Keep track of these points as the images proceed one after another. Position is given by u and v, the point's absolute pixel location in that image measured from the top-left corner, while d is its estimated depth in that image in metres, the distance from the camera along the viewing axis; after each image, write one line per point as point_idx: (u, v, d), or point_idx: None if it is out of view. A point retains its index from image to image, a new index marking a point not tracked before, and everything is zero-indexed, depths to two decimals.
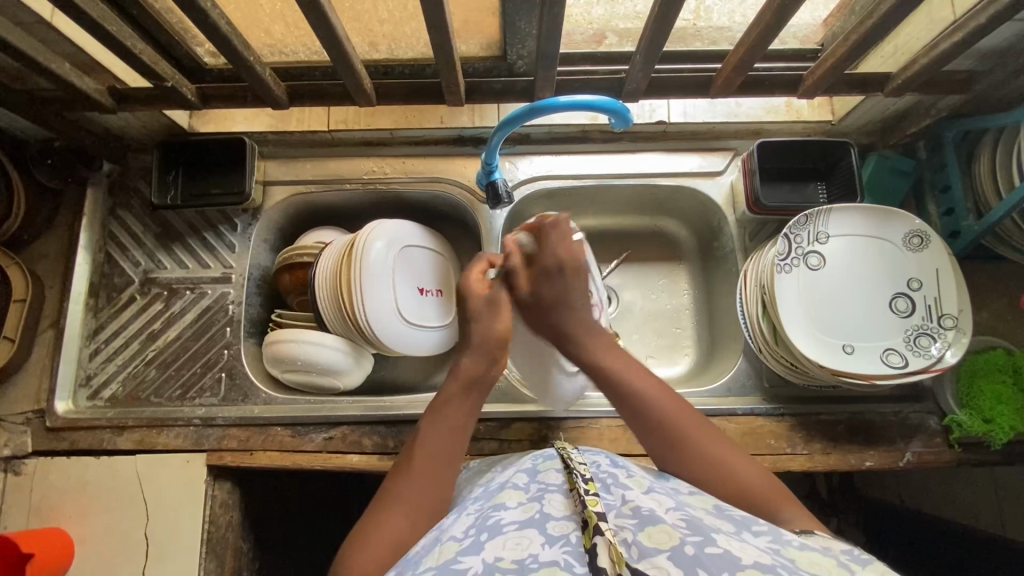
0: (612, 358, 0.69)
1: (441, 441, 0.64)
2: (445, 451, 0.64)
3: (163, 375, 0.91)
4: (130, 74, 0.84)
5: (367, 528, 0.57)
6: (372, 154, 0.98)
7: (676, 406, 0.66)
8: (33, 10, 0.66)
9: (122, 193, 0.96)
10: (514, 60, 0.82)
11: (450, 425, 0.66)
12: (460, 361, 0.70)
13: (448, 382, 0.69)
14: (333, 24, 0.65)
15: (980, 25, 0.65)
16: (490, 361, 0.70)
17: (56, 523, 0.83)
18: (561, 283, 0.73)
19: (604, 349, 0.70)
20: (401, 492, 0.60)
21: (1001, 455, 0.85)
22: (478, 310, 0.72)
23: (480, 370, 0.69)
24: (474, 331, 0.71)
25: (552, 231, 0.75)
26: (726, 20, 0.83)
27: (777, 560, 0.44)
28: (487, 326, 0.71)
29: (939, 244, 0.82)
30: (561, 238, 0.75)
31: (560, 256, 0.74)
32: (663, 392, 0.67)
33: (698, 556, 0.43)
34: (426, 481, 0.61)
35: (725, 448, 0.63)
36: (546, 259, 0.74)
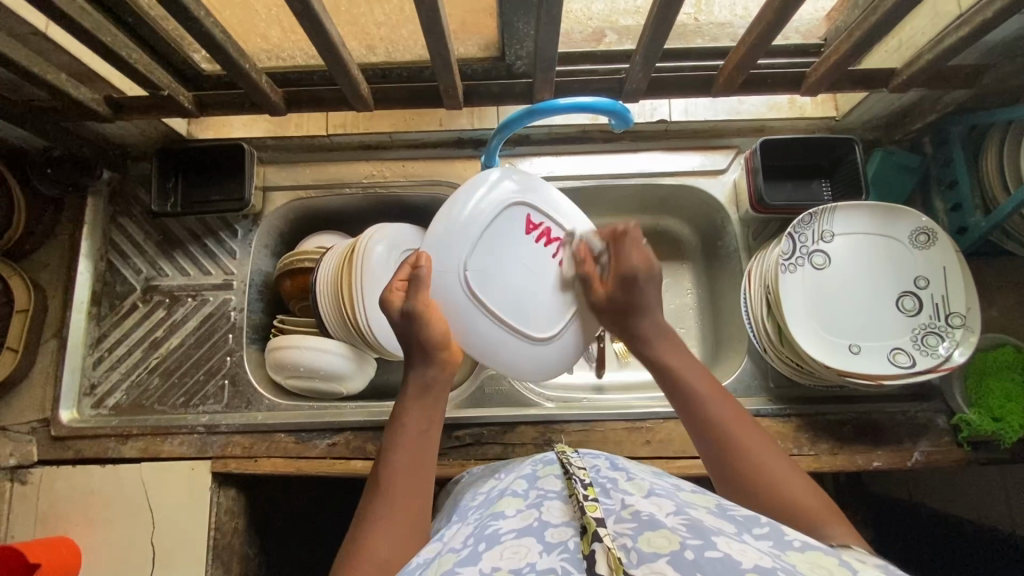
0: (680, 362, 0.69)
1: (409, 447, 0.64)
2: (411, 455, 0.63)
3: (167, 383, 0.91)
4: (126, 83, 0.83)
5: (353, 550, 0.56)
6: (372, 157, 0.97)
7: (739, 417, 0.64)
8: (28, 22, 0.66)
9: (122, 201, 0.96)
10: (513, 61, 0.82)
11: (414, 432, 0.65)
12: (418, 368, 0.68)
13: (407, 391, 0.68)
14: (328, 30, 0.65)
15: (986, 20, 0.64)
16: (440, 362, 0.68)
17: (62, 531, 0.84)
18: (633, 293, 0.71)
19: (672, 351, 0.70)
20: (379, 508, 0.59)
21: (1010, 453, 0.84)
22: (398, 324, 0.67)
23: (432, 376, 0.68)
24: (430, 340, 0.67)
25: (627, 241, 0.72)
26: (728, 13, 0.82)
27: (778, 563, 0.43)
28: (433, 335, 0.66)
29: (947, 240, 0.81)
30: (636, 244, 0.72)
31: (637, 265, 0.71)
32: (725, 400, 0.66)
33: (698, 562, 0.42)
34: (402, 492, 0.61)
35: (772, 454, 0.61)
36: (623, 268, 0.71)
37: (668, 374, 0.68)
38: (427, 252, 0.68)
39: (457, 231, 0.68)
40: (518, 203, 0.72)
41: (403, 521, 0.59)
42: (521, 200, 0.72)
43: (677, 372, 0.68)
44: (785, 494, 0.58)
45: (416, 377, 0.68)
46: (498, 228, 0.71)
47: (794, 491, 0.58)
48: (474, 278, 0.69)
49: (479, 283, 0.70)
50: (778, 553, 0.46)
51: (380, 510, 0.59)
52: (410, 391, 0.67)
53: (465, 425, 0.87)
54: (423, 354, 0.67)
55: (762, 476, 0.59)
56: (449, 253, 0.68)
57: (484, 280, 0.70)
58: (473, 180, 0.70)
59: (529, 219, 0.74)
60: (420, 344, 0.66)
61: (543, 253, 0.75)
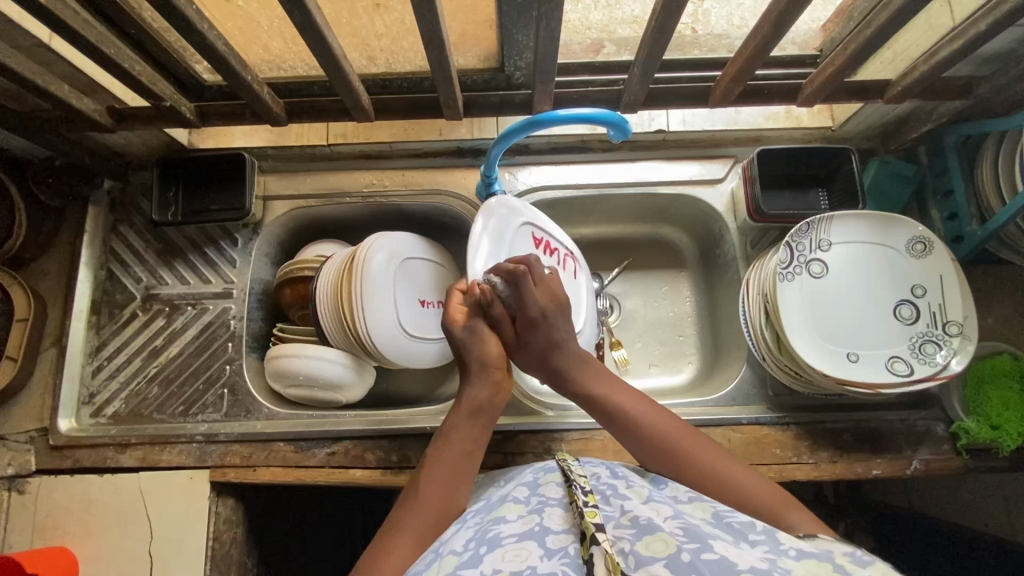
0: (605, 389, 0.68)
1: (451, 462, 0.63)
2: (455, 471, 0.62)
3: (166, 392, 0.91)
4: (129, 93, 0.84)
5: (375, 551, 0.55)
6: (372, 166, 0.98)
7: (666, 422, 0.65)
8: (32, 34, 0.67)
9: (123, 211, 0.96)
10: (512, 72, 0.82)
11: (460, 448, 0.64)
12: (472, 382, 0.69)
13: (457, 407, 0.68)
14: (329, 43, 0.65)
15: (980, 33, 0.65)
16: (495, 381, 0.69)
17: (59, 542, 0.83)
18: (543, 332, 0.70)
19: (598, 380, 0.69)
20: (409, 516, 0.58)
21: (1009, 462, 0.85)
22: (459, 340, 0.71)
23: (490, 400, 0.68)
24: (487, 357, 0.70)
25: (527, 276, 0.71)
26: (726, 24, 0.85)
27: (775, 566, 0.43)
28: (487, 353, 0.70)
29: (943, 249, 0.82)
30: (539, 283, 0.72)
31: (542, 302, 0.70)
32: (647, 406, 0.66)
33: (694, 563, 0.42)
34: (434, 505, 0.59)
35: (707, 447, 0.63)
36: (529, 309, 0.70)
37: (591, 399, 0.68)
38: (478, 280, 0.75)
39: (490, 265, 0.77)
40: (525, 227, 0.82)
41: (430, 534, 0.57)
42: (526, 222, 0.82)
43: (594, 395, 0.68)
44: (734, 485, 0.60)
45: (475, 397, 0.68)
46: (519, 247, 0.80)
47: (749, 486, 0.60)
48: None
49: None
50: (774, 558, 0.45)
51: (409, 517, 0.58)
52: (462, 406, 0.68)
53: None
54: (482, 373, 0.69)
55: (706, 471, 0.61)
56: None
57: None
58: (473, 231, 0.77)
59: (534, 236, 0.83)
60: (478, 360, 0.70)
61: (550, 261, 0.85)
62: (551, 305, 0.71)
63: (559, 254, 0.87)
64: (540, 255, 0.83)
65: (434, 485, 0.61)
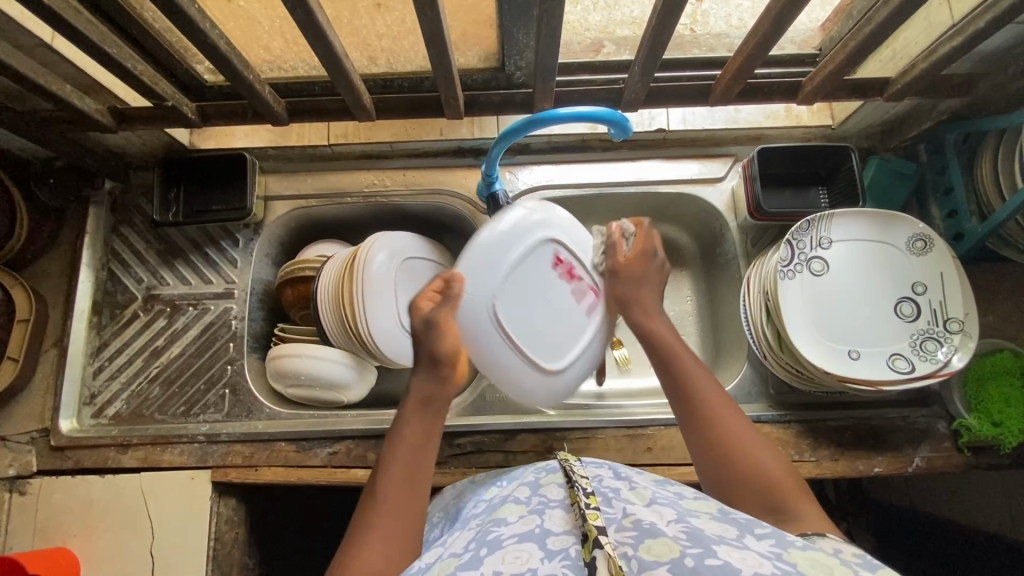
0: (660, 329, 0.71)
1: (405, 455, 0.62)
2: (412, 469, 0.61)
3: (167, 392, 0.91)
4: (130, 94, 0.84)
5: (345, 558, 0.53)
6: (372, 166, 0.98)
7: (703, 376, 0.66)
8: (34, 34, 0.67)
9: (124, 211, 0.96)
10: (513, 71, 0.83)
11: (413, 444, 0.63)
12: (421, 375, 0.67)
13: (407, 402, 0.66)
14: (331, 42, 0.66)
15: (979, 30, 0.65)
16: (445, 373, 0.67)
17: (60, 543, 0.83)
18: (630, 289, 0.76)
19: (659, 321, 0.72)
20: (370, 517, 0.57)
21: (1010, 459, 0.85)
22: (415, 331, 0.68)
23: (437, 388, 0.67)
24: (439, 350, 0.67)
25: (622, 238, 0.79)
26: (724, 24, 0.84)
27: (779, 568, 0.43)
28: (443, 347, 0.67)
29: (943, 246, 0.82)
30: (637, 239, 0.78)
31: (633, 258, 0.77)
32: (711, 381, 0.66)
33: (699, 568, 0.42)
34: (395, 504, 0.58)
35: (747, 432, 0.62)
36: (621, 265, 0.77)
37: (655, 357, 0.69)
38: (460, 275, 0.70)
39: (484, 269, 0.72)
40: (551, 243, 0.77)
41: (396, 532, 0.56)
42: (551, 238, 0.76)
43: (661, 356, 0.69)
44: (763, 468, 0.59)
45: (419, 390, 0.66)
46: (530, 263, 0.75)
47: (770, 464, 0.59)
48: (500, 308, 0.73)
49: (505, 311, 0.73)
50: (779, 552, 0.45)
51: (372, 519, 0.57)
52: (410, 400, 0.66)
53: (467, 433, 0.87)
54: (431, 366, 0.67)
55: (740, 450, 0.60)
56: (478, 283, 0.72)
57: (507, 310, 0.74)
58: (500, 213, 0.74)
59: (556, 256, 0.77)
60: (429, 353, 0.67)
61: (564, 288, 0.78)
62: (635, 258, 0.77)
63: (580, 283, 0.79)
64: (553, 275, 0.77)
65: (392, 483, 0.59)
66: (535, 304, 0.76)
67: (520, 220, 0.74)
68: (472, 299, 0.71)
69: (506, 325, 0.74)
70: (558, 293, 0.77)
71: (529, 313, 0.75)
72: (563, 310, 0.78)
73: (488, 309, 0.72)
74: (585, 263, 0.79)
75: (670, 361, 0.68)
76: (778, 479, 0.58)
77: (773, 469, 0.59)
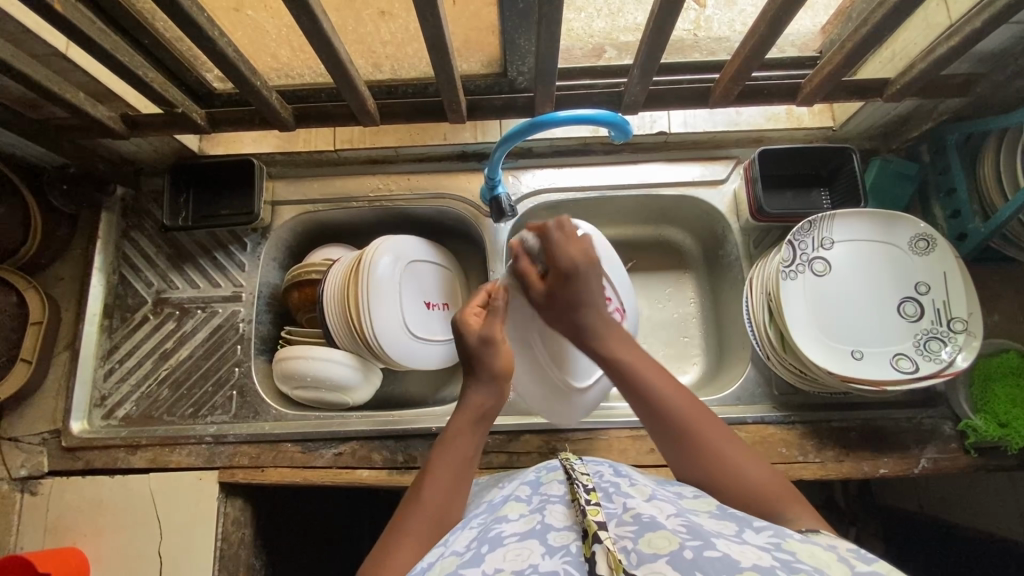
0: (626, 351, 0.66)
1: (452, 467, 0.62)
2: (454, 476, 0.62)
3: (176, 394, 0.93)
4: (142, 101, 0.86)
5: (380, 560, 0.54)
6: (378, 171, 1.00)
7: (688, 407, 0.62)
8: (49, 43, 0.69)
9: (134, 217, 0.99)
10: (515, 76, 0.84)
11: (461, 455, 0.63)
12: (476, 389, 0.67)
13: (461, 411, 0.66)
14: (336, 48, 0.67)
15: (976, 29, 0.65)
16: (500, 391, 0.68)
17: (70, 542, 0.84)
18: (571, 287, 0.68)
19: (619, 342, 0.67)
20: (413, 514, 0.58)
21: (1018, 460, 0.84)
22: (471, 349, 0.69)
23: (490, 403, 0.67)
24: (497, 368, 0.67)
25: (556, 232, 0.72)
26: (727, 29, 0.86)
27: (778, 560, 0.42)
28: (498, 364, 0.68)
29: (946, 246, 0.82)
30: (569, 236, 0.71)
31: (572, 256, 0.69)
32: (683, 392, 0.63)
33: (697, 560, 0.42)
34: (436, 508, 0.59)
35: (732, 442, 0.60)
36: (562, 264, 0.69)
37: (618, 371, 0.65)
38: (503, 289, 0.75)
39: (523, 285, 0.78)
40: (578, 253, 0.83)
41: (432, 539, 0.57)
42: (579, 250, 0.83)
43: (625, 367, 0.64)
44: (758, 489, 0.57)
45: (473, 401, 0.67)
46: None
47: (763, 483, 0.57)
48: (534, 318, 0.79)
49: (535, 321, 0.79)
50: (778, 542, 0.46)
51: (415, 517, 0.58)
52: (466, 409, 0.66)
53: None
54: (489, 383, 0.67)
55: (720, 465, 0.58)
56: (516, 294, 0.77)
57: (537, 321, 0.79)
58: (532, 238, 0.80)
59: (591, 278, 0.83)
60: (488, 369, 0.67)
61: None
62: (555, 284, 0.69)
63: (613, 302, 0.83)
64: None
65: (437, 486, 0.60)
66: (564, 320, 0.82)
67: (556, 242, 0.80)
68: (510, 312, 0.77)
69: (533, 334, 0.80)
70: None
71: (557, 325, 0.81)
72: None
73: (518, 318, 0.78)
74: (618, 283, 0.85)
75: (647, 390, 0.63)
76: (777, 496, 0.56)
77: (772, 490, 0.57)
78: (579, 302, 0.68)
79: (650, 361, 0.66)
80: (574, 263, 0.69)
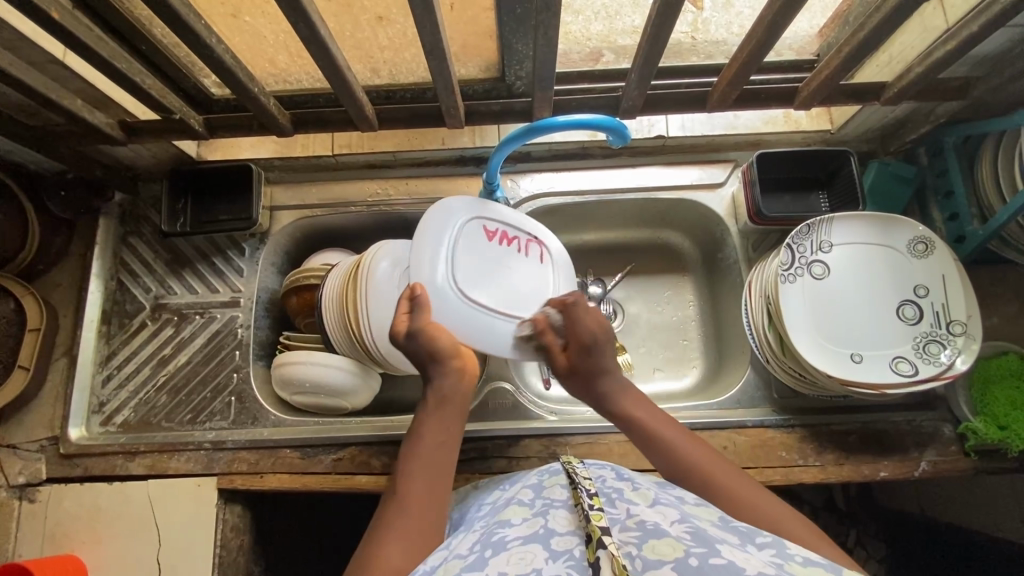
0: (644, 411, 0.67)
1: (424, 456, 0.60)
2: (427, 465, 0.60)
3: (174, 401, 0.92)
4: (140, 107, 0.86)
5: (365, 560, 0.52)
6: (376, 176, 1.00)
7: (708, 456, 0.62)
8: (47, 51, 0.69)
9: (132, 222, 0.98)
10: (513, 81, 0.84)
11: (431, 441, 0.61)
12: (437, 378, 0.66)
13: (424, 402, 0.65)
14: (333, 54, 0.67)
15: (973, 33, 0.65)
16: (454, 370, 0.66)
17: (69, 550, 0.84)
18: (590, 359, 0.70)
19: (639, 405, 0.68)
20: (394, 513, 0.56)
21: (1018, 463, 0.84)
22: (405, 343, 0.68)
23: (450, 385, 0.65)
24: (437, 348, 0.66)
25: (579, 306, 0.72)
26: (723, 32, 0.86)
27: (782, 574, 0.43)
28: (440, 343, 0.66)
29: (945, 249, 0.82)
30: (588, 310, 0.73)
31: (592, 328, 0.71)
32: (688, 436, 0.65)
33: (702, 568, 0.42)
34: (415, 501, 0.57)
35: (735, 473, 0.61)
36: (580, 335, 0.71)
37: (640, 430, 0.66)
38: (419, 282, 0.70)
39: (433, 265, 0.72)
40: (475, 218, 0.77)
41: (418, 530, 0.55)
42: (479, 212, 0.78)
43: (647, 426, 0.66)
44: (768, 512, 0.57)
45: (433, 387, 0.65)
46: (462, 241, 0.75)
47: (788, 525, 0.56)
48: (461, 286, 0.73)
49: (467, 286, 0.73)
50: (782, 563, 0.45)
51: (393, 514, 0.56)
52: (429, 400, 0.65)
53: (470, 439, 0.88)
54: (436, 363, 0.66)
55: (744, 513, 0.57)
56: (433, 276, 0.72)
57: (470, 285, 0.74)
58: (423, 220, 0.74)
59: (489, 227, 0.79)
60: (430, 355, 0.66)
61: (514, 252, 0.80)
62: (575, 360, 0.70)
63: (518, 240, 0.81)
64: (492, 249, 0.78)
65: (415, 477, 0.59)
66: (495, 271, 0.77)
67: (437, 211, 0.75)
68: (439, 298, 0.71)
69: (476, 299, 0.74)
70: (508, 255, 0.80)
71: (490, 280, 0.76)
72: (516, 270, 0.80)
73: (451, 292, 0.72)
74: (514, 224, 0.81)
75: (667, 446, 0.63)
76: (802, 536, 0.55)
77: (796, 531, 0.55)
78: (601, 374, 0.69)
79: (669, 418, 0.67)
80: (597, 337, 0.70)
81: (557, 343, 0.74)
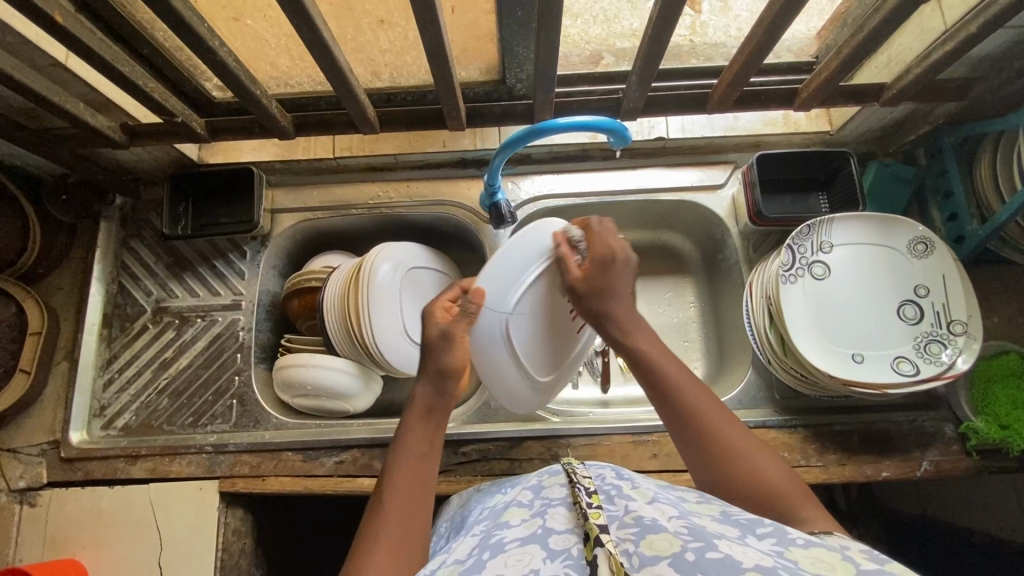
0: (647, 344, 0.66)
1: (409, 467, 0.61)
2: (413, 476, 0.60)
3: (176, 404, 0.92)
4: (142, 111, 0.87)
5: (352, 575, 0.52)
6: (377, 178, 1.00)
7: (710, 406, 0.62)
8: (49, 54, 0.69)
9: (133, 226, 0.99)
10: (513, 84, 0.84)
11: (415, 453, 0.62)
12: (417, 390, 0.67)
13: (408, 411, 0.66)
14: (336, 57, 0.67)
15: (971, 35, 0.66)
16: (447, 386, 0.67)
17: (70, 554, 0.84)
18: (608, 274, 0.67)
19: (642, 336, 0.67)
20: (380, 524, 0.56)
21: (1020, 462, 0.84)
22: (430, 341, 0.68)
23: (437, 397, 0.66)
24: (443, 363, 0.67)
25: (600, 222, 0.70)
26: (722, 35, 0.86)
27: (780, 562, 0.42)
28: (449, 360, 0.67)
29: (944, 248, 0.82)
30: (609, 230, 0.70)
31: (613, 247, 0.68)
32: (703, 391, 0.63)
33: (699, 562, 0.41)
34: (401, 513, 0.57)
35: (742, 432, 0.61)
36: (600, 250, 0.67)
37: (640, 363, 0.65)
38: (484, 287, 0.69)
39: (510, 284, 0.69)
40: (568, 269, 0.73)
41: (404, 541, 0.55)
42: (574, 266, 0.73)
43: (646, 361, 0.65)
44: (771, 486, 0.57)
45: (419, 397, 0.66)
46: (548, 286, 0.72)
47: (774, 477, 0.57)
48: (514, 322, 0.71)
49: (517, 326, 0.71)
50: (780, 550, 0.45)
51: (382, 523, 0.56)
52: (412, 411, 0.66)
53: (472, 441, 0.87)
54: (437, 377, 0.66)
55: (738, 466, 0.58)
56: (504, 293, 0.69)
57: (519, 326, 0.71)
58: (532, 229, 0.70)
59: None
60: (437, 367, 0.67)
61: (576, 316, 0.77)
62: (590, 271, 0.67)
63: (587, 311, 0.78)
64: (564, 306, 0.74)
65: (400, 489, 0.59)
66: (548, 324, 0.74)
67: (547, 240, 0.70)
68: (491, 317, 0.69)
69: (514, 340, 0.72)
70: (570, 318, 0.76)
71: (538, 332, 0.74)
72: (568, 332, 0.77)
73: (500, 323, 0.70)
74: None
75: (667, 384, 0.63)
76: (787, 492, 0.57)
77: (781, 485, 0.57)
78: (611, 292, 0.67)
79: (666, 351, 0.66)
80: (616, 253, 0.68)
81: (574, 257, 0.69)
